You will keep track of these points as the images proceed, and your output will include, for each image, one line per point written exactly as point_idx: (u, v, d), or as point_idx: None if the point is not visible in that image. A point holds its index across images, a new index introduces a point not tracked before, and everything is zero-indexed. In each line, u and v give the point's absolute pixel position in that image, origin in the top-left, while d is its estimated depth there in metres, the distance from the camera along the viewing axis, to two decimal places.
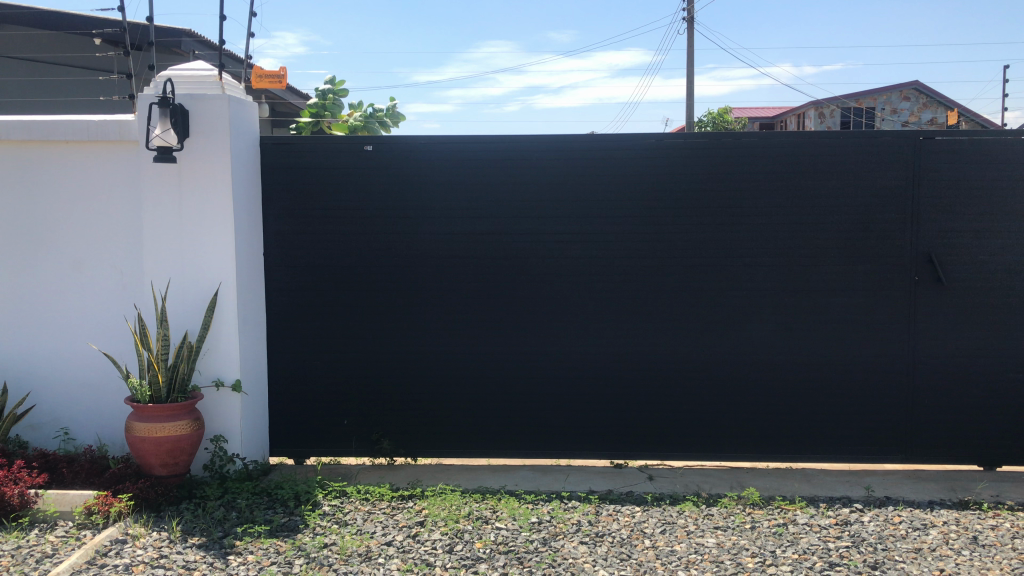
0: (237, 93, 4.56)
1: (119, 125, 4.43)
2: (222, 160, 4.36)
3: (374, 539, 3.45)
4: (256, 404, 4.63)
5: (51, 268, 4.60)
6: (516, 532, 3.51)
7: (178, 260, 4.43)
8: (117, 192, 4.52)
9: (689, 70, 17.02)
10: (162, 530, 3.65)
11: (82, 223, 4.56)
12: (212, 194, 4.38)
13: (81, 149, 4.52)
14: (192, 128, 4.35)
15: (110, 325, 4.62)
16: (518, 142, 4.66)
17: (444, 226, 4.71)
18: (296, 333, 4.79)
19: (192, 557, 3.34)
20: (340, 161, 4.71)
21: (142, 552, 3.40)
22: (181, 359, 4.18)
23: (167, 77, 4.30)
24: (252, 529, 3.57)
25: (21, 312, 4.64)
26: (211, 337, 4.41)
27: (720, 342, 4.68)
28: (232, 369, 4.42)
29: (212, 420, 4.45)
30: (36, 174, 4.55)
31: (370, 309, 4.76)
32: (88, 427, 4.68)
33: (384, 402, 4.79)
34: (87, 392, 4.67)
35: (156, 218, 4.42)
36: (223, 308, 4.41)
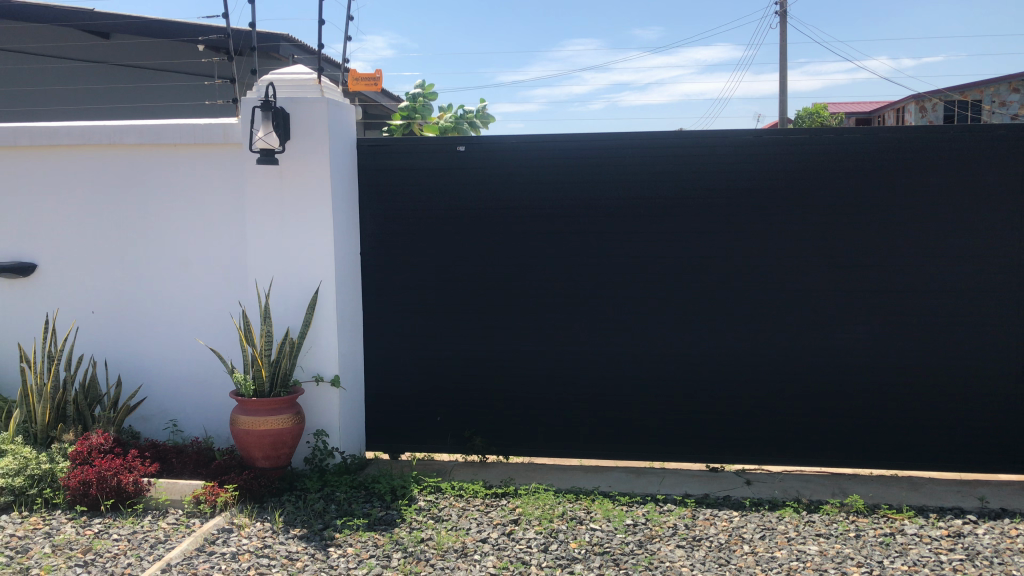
0: (335, 95, 4.67)
1: (224, 129, 4.60)
2: (321, 161, 4.48)
3: (470, 535, 3.49)
4: (353, 400, 4.74)
5: (162, 266, 4.82)
6: (611, 533, 3.49)
7: (279, 258, 4.57)
8: (222, 194, 4.70)
9: (782, 65, 16.61)
10: (266, 520, 3.77)
11: (190, 222, 4.76)
12: (311, 194, 4.50)
13: (189, 152, 4.71)
14: (292, 130, 4.47)
15: (216, 321, 4.79)
16: (611, 140, 4.63)
17: (537, 225, 4.72)
18: (390, 332, 4.88)
19: (294, 548, 3.45)
20: (435, 161, 4.78)
21: (247, 541, 3.52)
22: (284, 354, 4.30)
23: (269, 80, 4.45)
24: (351, 522, 3.66)
25: (136, 309, 4.88)
26: (312, 334, 4.54)
27: (819, 343, 4.56)
28: (331, 365, 4.54)
29: (313, 415, 4.57)
30: (146, 175, 4.78)
31: (463, 306, 4.81)
32: (194, 419, 4.88)
33: (476, 401, 4.84)
34: (195, 385, 4.86)
35: (258, 217, 4.58)
36: (324, 305, 4.53)
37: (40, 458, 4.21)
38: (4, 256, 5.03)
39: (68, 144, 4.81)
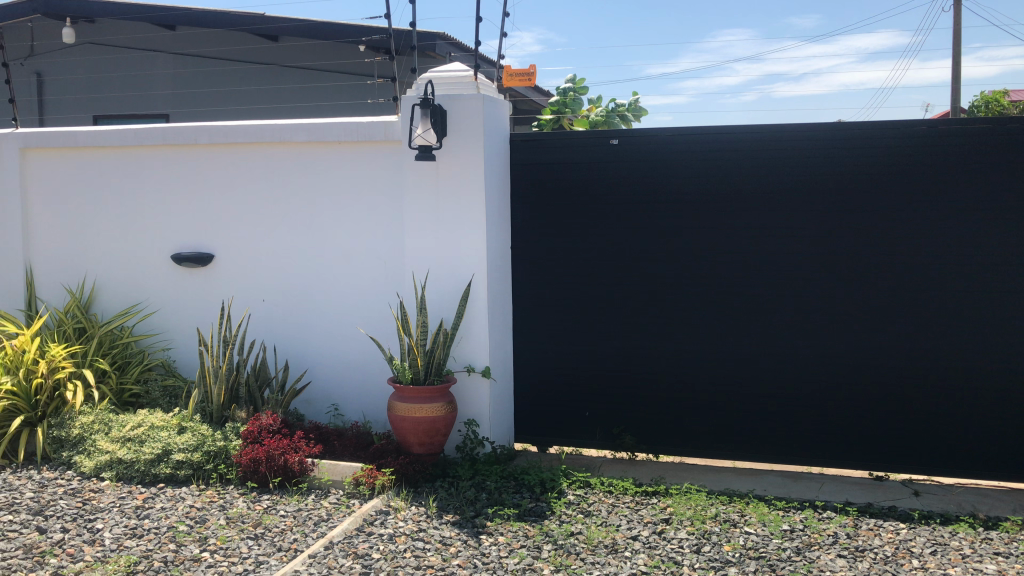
0: (491, 91, 4.75)
1: (385, 126, 4.77)
2: (476, 157, 4.56)
3: (620, 531, 3.48)
4: (503, 391, 4.81)
5: (327, 258, 5.06)
6: (767, 538, 3.39)
7: (435, 250, 4.69)
8: (382, 189, 4.88)
9: (954, 51, 15.59)
10: (420, 505, 3.89)
11: (352, 216, 4.97)
12: (466, 189, 4.59)
13: (352, 149, 4.92)
14: (449, 127, 4.58)
15: (375, 310, 4.98)
16: (771, 132, 4.48)
17: (691, 220, 4.64)
18: (541, 326, 4.92)
19: (448, 533, 3.54)
20: (588, 156, 4.77)
21: (403, 524, 3.65)
22: (438, 344, 4.42)
23: (428, 78, 4.58)
24: (502, 512, 3.73)
25: (303, 298, 5.15)
26: (465, 325, 4.64)
27: (998, 348, 4.25)
28: (483, 356, 4.62)
29: (465, 404, 4.67)
30: (312, 170, 5.03)
31: (614, 302, 4.79)
32: (353, 404, 5.10)
33: (626, 397, 4.81)
34: (355, 372, 5.08)
35: (416, 211, 4.72)
36: (476, 297, 4.62)
37: (216, 435, 4.53)
38: (186, 247, 5.42)
39: (244, 142, 5.13)
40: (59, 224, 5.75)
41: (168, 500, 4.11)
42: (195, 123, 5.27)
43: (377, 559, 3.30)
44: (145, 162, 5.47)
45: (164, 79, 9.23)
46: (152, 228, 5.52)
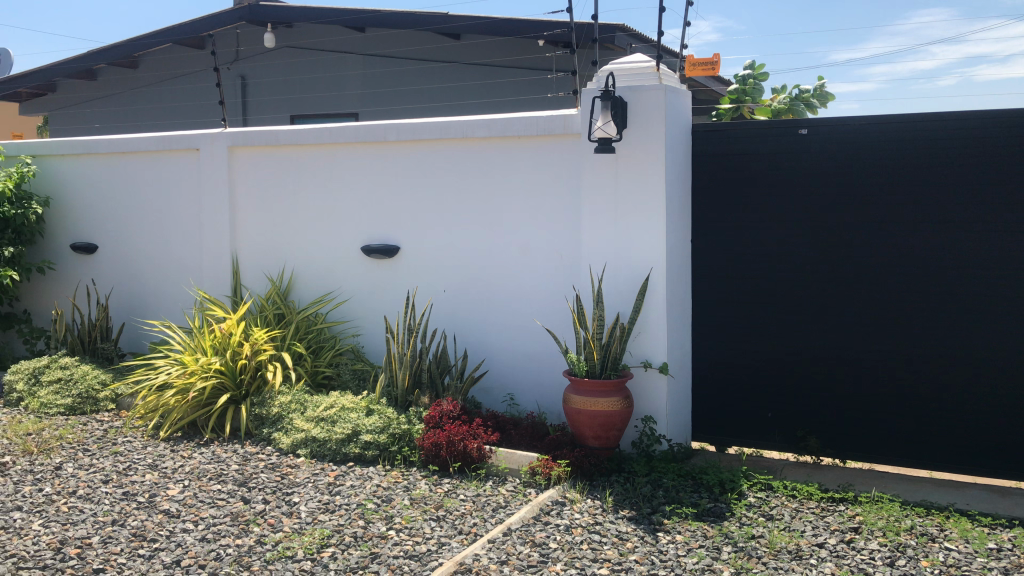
0: (673, 81, 4.67)
1: (565, 119, 4.81)
2: (656, 149, 4.50)
3: (805, 538, 3.34)
4: (680, 387, 4.73)
5: (506, 251, 5.16)
6: (970, 556, 3.15)
7: (614, 244, 4.67)
8: (562, 182, 4.91)
9: None
10: (596, 498, 3.90)
11: (532, 210, 5.03)
12: (647, 182, 4.54)
13: (533, 143, 4.99)
14: (629, 119, 4.55)
15: (553, 303, 5.02)
16: (981, 117, 4.13)
17: (887, 213, 4.36)
18: (721, 322, 4.80)
19: (624, 528, 3.54)
20: (774, 146, 4.60)
21: (580, 516, 3.68)
22: (615, 338, 4.41)
23: (609, 70, 4.56)
24: (679, 510, 3.67)
25: (483, 289, 5.28)
26: (642, 319, 4.60)
27: None
28: (660, 351, 4.56)
29: (641, 399, 4.64)
30: (493, 164, 5.14)
31: (799, 299, 4.60)
32: (530, 395, 5.18)
33: (811, 399, 4.60)
34: (532, 363, 5.14)
35: (594, 204, 4.72)
36: (654, 292, 4.56)
37: (400, 419, 4.73)
38: (375, 239, 5.69)
39: (429, 138, 5.31)
40: (261, 217, 6.19)
41: (357, 479, 4.34)
42: (384, 120, 5.51)
43: (554, 549, 3.35)
44: (339, 158, 5.78)
45: (353, 79, 9.62)
46: (343, 221, 5.83)
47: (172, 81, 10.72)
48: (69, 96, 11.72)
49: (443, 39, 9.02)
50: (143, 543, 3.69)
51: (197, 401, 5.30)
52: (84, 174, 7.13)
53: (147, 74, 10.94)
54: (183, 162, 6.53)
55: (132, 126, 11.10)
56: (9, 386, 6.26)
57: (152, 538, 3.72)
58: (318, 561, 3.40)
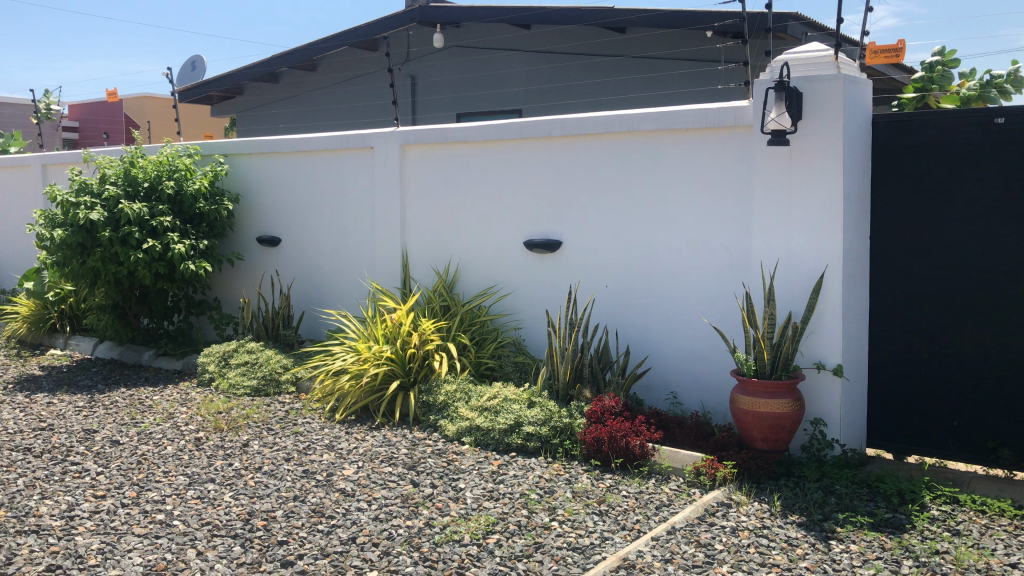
0: (853, 70, 4.46)
1: (735, 112, 4.69)
2: (834, 141, 4.31)
3: (996, 557, 3.12)
4: (856, 391, 4.52)
5: (672, 246, 5.09)
6: None
7: (786, 240, 4.52)
8: (732, 176, 4.80)
9: None
10: (764, 501, 3.80)
11: (699, 204, 4.95)
12: (823, 176, 4.36)
13: (701, 137, 4.91)
14: (805, 110, 4.39)
15: (720, 301, 4.91)
16: None
17: None
18: (901, 324, 4.54)
19: (794, 534, 3.44)
20: (965, 137, 4.29)
21: (746, 519, 3.60)
22: (786, 338, 4.26)
23: (784, 61, 4.41)
24: (854, 518, 3.52)
25: (647, 285, 5.24)
26: (816, 319, 4.42)
27: None
28: (835, 353, 4.37)
29: (812, 402, 4.46)
30: (660, 159, 5.10)
31: (991, 301, 4.28)
32: (693, 394, 5.10)
33: (1003, 409, 4.28)
34: (698, 362, 5.06)
35: (766, 199, 4.58)
36: (829, 290, 4.37)
37: (562, 412, 4.77)
38: (539, 234, 5.76)
39: (596, 133, 5.33)
40: (430, 211, 6.40)
41: (520, 469, 4.42)
42: (551, 116, 5.57)
43: (720, 551, 3.29)
44: (505, 155, 5.89)
45: (518, 76, 9.74)
46: (508, 217, 5.94)
47: (348, 82, 11.25)
48: (256, 99, 12.54)
49: (608, 34, 8.97)
50: (322, 518, 3.92)
51: (369, 386, 5.57)
52: (269, 172, 7.62)
53: (325, 76, 11.54)
54: (358, 160, 6.85)
55: (311, 126, 11.75)
56: (203, 367, 6.80)
57: (330, 515, 3.94)
58: (484, 547, 3.49)
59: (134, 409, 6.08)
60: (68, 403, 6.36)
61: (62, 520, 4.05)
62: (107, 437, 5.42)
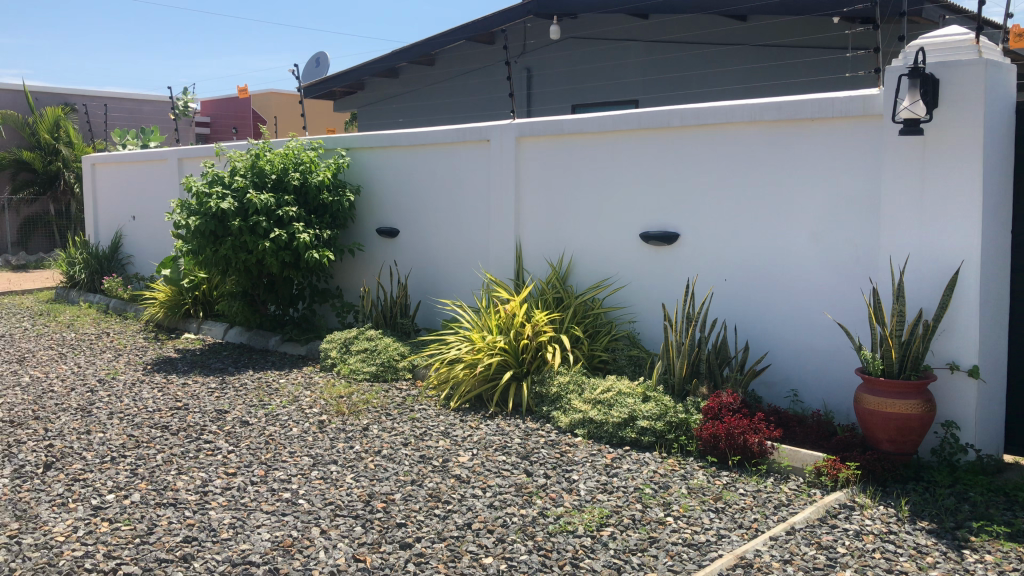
0: (995, 54, 4.21)
1: (865, 100, 4.52)
2: (973, 129, 4.09)
3: None
4: (992, 394, 4.28)
5: (794, 240, 4.95)
6: None
7: (918, 234, 4.32)
8: (859, 167, 4.62)
9: None
10: (890, 506, 3.66)
11: (824, 196, 4.79)
12: (960, 166, 4.14)
13: (827, 126, 4.75)
14: (941, 97, 4.18)
15: (845, 296, 4.74)
16: None
17: None
18: None
19: (923, 541, 3.30)
20: None
21: (871, 523, 3.48)
22: (916, 336, 4.07)
23: (918, 46, 4.22)
24: (989, 528, 3.35)
25: (767, 279, 5.11)
26: (949, 317, 4.21)
27: None
28: (970, 353, 4.15)
29: (944, 404, 4.25)
30: (783, 150, 4.96)
31: None
32: (815, 392, 4.95)
33: None
34: (820, 359, 4.90)
35: (897, 191, 4.39)
36: (965, 286, 4.15)
37: (677, 407, 4.71)
38: (654, 226, 5.70)
39: (716, 123, 5.23)
40: (545, 203, 6.42)
41: (634, 463, 4.39)
42: (668, 107, 5.51)
43: (843, 555, 3.20)
44: (621, 146, 5.86)
45: (635, 67, 9.64)
46: (623, 209, 5.91)
47: (465, 75, 11.39)
48: (376, 93, 12.86)
49: (729, 21, 8.76)
50: (438, 503, 4.01)
51: (483, 375, 5.65)
52: (388, 164, 7.81)
53: (444, 69, 11.72)
54: (474, 153, 6.95)
55: (429, 119, 11.96)
56: (325, 353, 7.05)
57: (446, 500, 4.03)
58: (597, 539, 3.50)
59: (262, 392, 6.37)
60: (201, 384, 6.72)
61: (197, 495, 4.30)
62: (237, 417, 5.70)
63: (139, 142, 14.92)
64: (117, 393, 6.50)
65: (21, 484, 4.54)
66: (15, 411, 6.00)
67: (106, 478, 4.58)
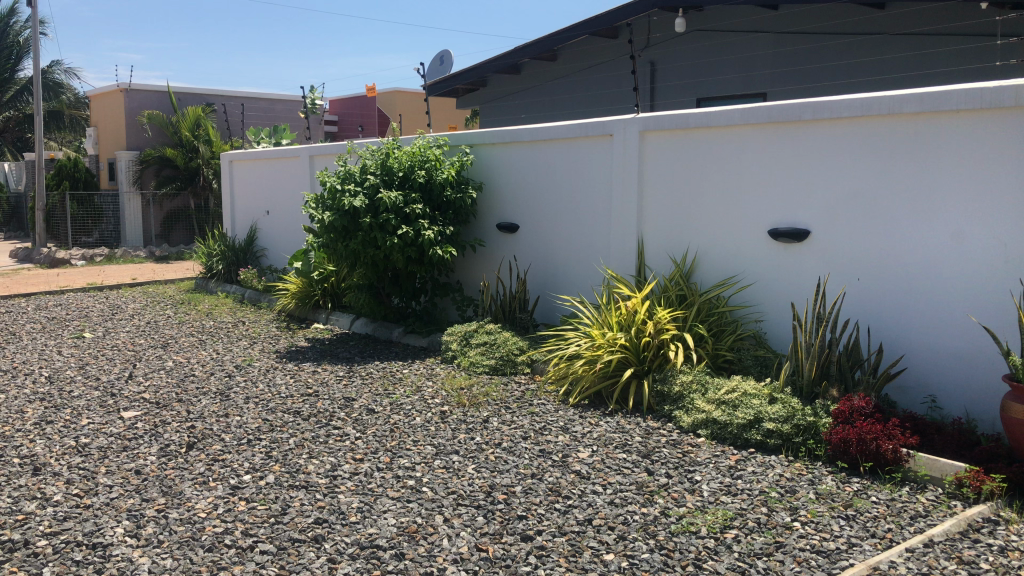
0: None
1: (1017, 90, 4.26)
2: None
3: None
4: None
5: (936, 238, 4.71)
6: None
7: None
8: (1010, 162, 4.36)
9: None
10: None
11: (969, 192, 4.54)
12: None
13: (974, 118, 4.50)
14: None
15: (992, 298, 4.49)
16: None
17: None
18: None
19: None
20: None
21: (1018, 539, 3.29)
22: None
23: None
24: None
25: (904, 279, 4.89)
26: None
27: None
28: None
29: None
30: (924, 143, 4.73)
31: None
32: (956, 399, 4.70)
33: None
34: (962, 364, 4.65)
35: None
36: None
37: (806, 410, 4.57)
38: (782, 223, 5.55)
39: (851, 116, 5.04)
40: (668, 199, 6.33)
41: (759, 466, 4.29)
42: (800, 100, 5.34)
43: (987, 571, 3.04)
44: (748, 141, 5.72)
45: (764, 59, 9.38)
46: (750, 205, 5.77)
47: (588, 70, 11.34)
48: (499, 89, 12.97)
49: (864, 10, 8.40)
50: (559, 497, 4.03)
51: (603, 372, 5.64)
52: (510, 160, 7.88)
53: (566, 65, 11.70)
54: (597, 148, 6.92)
55: (551, 114, 11.99)
56: (446, 346, 7.19)
57: (566, 495, 4.04)
58: (721, 541, 3.44)
59: (387, 381, 6.56)
60: (329, 373, 6.97)
61: (327, 479, 4.47)
62: (363, 405, 5.89)
63: (272, 140, 15.56)
64: (252, 379, 6.83)
65: (166, 462, 4.83)
66: (161, 393, 6.40)
67: (243, 459, 4.82)
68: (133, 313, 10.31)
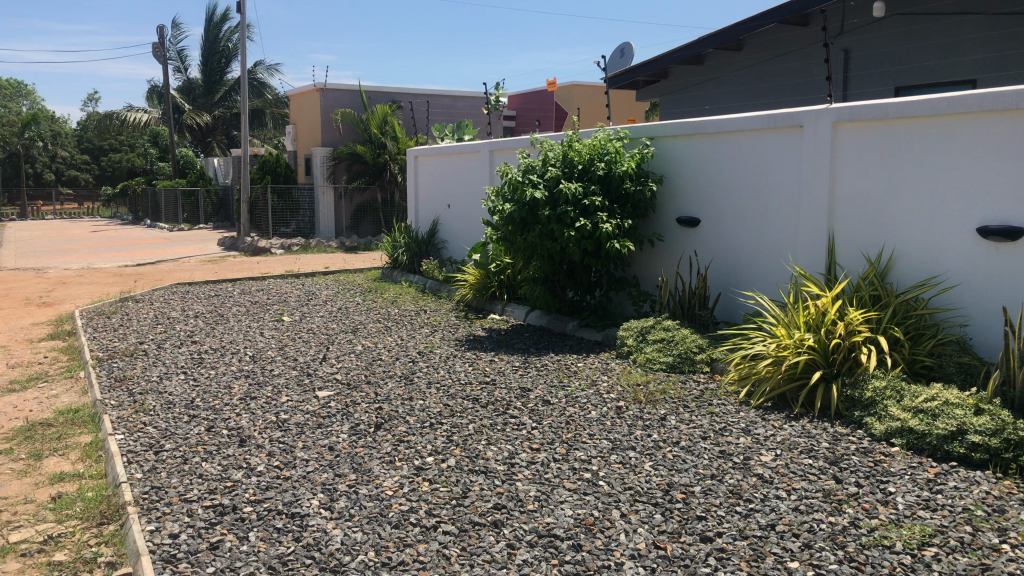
0: None
1: None
2: None
3: None
4: None
5: None
6: None
7: None
8: None
9: None
10: None
11: None
12: None
13: None
14: None
15: None
16: None
17: None
18: None
19: None
20: None
21: None
22: None
23: None
24: None
25: None
26: None
27: None
28: None
29: None
30: None
31: None
32: None
33: None
34: None
35: None
36: None
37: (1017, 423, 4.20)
38: (994, 220, 5.13)
39: None
40: (862, 193, 6.00)
41: (962, 481, 3.99)
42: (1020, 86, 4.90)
43: None
44: (956, 131, 5.32)
45: (974, 43, 8.67)
46: (956, 200, 5.37)
47: (776, 60, 10.92)
48: (681, 81, 12.74)
49: None
50: (740, 500, 3.92)
51: (788, 374, 5.42)
52: (692, 153, 7.72)
53: (753, 54, 11.31)
54: (785, 139, 6.65)
55: (735, 106, 11.65)
56: (623, 340, 7.15)
57: (747, 498, 3.92)
58: (919, 558, 3.23)
59: (562, 373, 6.62)
60: (507, 363, 7.12)
61: (505, 466, 4.57)
62: (540, 396, 5.97)
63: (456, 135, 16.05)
64: (434, 365, 7.09)
65: (356, 440, 5.11)
66: (351, 375, 6.77)
67: (426, 442, 5.02)
68: (326, 299, 10.96)
